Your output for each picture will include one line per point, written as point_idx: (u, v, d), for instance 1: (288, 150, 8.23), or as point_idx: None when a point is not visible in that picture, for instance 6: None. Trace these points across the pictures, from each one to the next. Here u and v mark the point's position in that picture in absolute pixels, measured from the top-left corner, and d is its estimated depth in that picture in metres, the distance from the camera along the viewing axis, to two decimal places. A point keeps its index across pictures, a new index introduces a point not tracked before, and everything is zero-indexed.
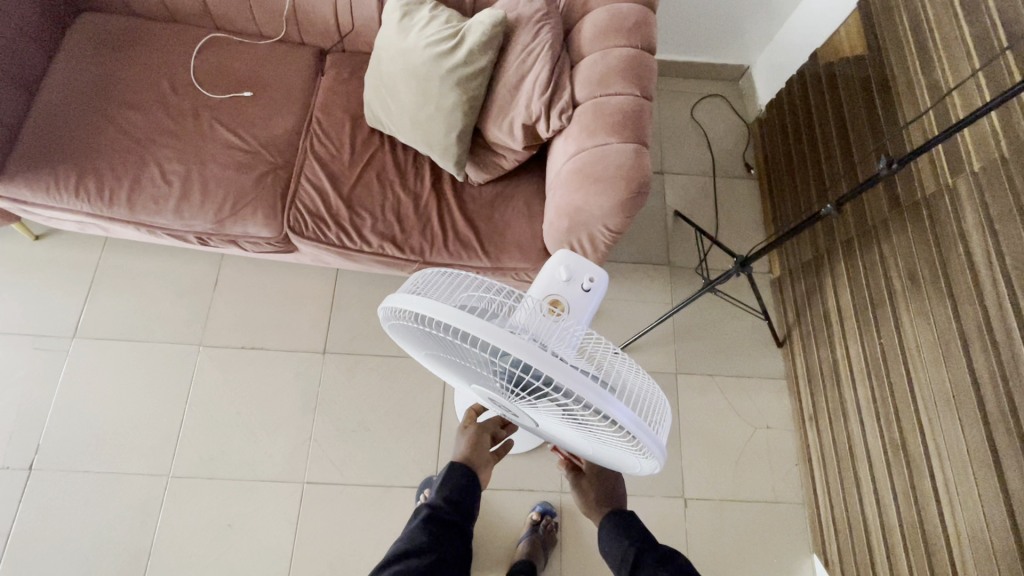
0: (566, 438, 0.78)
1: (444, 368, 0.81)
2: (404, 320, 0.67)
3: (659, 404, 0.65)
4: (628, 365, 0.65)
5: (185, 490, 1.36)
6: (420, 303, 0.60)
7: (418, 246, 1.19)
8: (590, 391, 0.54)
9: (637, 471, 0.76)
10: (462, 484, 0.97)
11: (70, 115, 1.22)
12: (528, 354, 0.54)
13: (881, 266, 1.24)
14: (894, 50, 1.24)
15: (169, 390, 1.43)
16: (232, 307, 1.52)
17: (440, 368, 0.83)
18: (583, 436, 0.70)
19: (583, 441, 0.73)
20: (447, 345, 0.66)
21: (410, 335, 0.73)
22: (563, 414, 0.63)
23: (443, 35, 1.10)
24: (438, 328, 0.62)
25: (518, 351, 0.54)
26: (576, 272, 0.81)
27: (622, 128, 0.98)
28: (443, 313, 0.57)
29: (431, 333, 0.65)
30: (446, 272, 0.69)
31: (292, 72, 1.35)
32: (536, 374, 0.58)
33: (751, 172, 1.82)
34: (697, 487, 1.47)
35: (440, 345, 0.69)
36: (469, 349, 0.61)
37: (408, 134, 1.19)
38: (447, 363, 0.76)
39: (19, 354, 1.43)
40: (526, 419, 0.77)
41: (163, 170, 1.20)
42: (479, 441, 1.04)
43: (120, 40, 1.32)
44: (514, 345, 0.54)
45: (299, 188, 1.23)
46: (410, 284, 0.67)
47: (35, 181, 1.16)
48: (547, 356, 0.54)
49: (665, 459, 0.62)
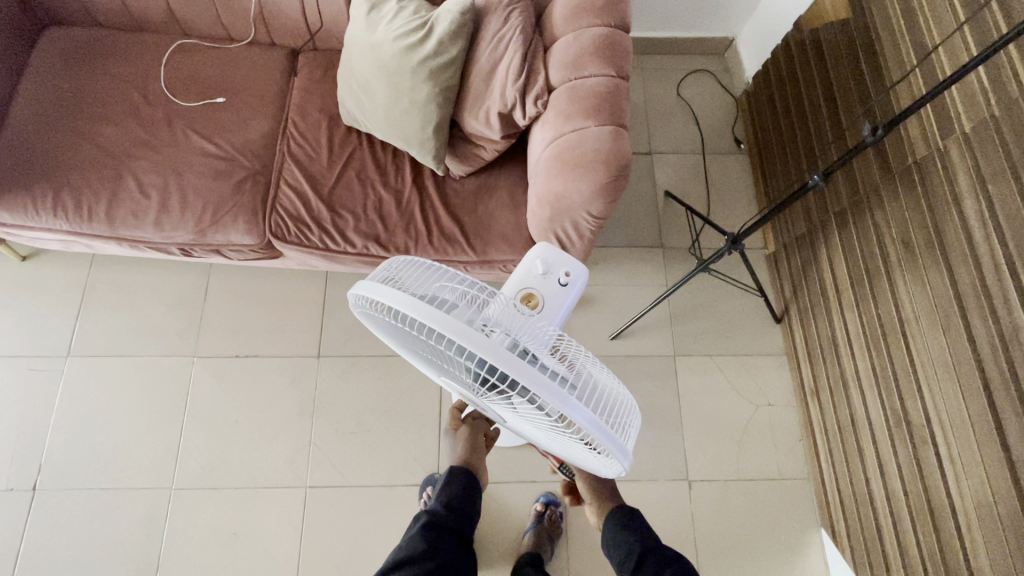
0: (536, 436, 0.76)
1: (416, 359, 0.80)
2: (375, 310, 0.65)
3: (627, 408, 0.63)
4: (598, 369, 0.63)
5: (189, 501, 1.36)
6: (386, 293, 0.58)
7: (402, 243, 1.19)
8: (551, 393, 0.51)
9: (601, 473, 0.74)
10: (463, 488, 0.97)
11: (42, 132, 1.20)
12: (488, 352, 0.51)
13: (875, 234, 1.22)
14: (878, 10, 1.21)
15: (166, 403, 1.43)
16: (223, 315, 1.51)
17: (413, 359, 0.82)
18: (551, 436, 0.68)
19: (554, 440, 0.71)
20: (416, 338, 0.65)
21: (382, 325, 0.72)
22: (530, 413, 0.61)
23: (411, 26, 1.07)
24: (406, 321, 0.60)
25: (477, 348, 0.52)
26: (553, 266, 0.79)
27: (599, 110, 0.95)
28: (408, 304, 0.55)
29: (400, 326, 0.64)
30: (421, 262, 0.68)
31: (264, 74, 1.32)
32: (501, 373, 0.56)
33: (740, 147, 1.79)
34: (702, 468, 1.46)
35: (410, 338, 0.67)
36: (436, 344, 0.59)
37: (384, 130, 1.16)
38: (420, 355, 0.74)
39: (15, 376, 1.43)
40: (497, 415, 0.75)
41: (141, 183, 1.19)
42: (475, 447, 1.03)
43: (87, 51, 1.29)
44: (478, 343, 0.52)
45: (279, 194, 1.22)
46: (382, 272, 0.66)
47: (12, 201, 1.15)
48: (508, 355, 0.52)
49: (629, 464, 0.59)
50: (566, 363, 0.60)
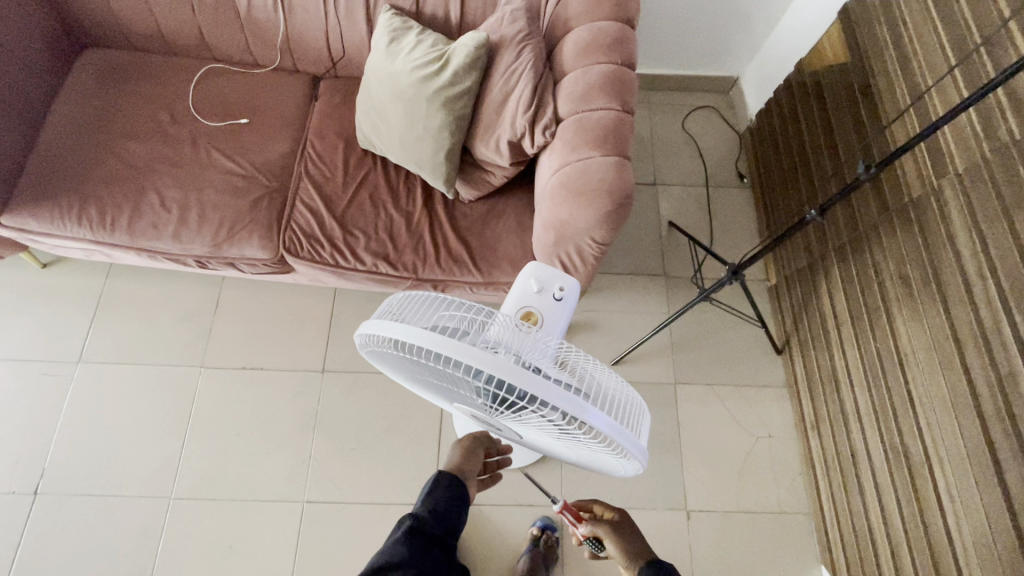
0: (550, 447, 0.78)
1: (425, 389, 0.82)
2: (383, 346, 0.67)
3: (636, 406, 0.65)
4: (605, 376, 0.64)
5: (186, 511, 1.36)
6: (394, 328, 0.60)
7: (410, 263, 1.23)
8: (566, 400, 0.54)
9: (618, 474, 0.75)
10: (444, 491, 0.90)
11: (73, 146, 1.26)
12: (502, 371, 0.54)
13: (874, 270, 1.24)
14: (873, 55, 1.26)
15: (170, 412, 1.45)
16: (232, 328, 1.55)
17: (421, 390, 0.84)
18: (566, 445, 0.70)
19: (568, 448, 0.73)
20: (426, 367, 0.67)
21: (389, 360, 0.74)
22: (544, 424, 0.63)
23: (428, 58, 1.13)
24: (416, 353, 0.62)
25: (489, 367, 0.54)
26: (548, 283, 0.81)
27: (604, 142, 1.00)
28: (416, 333, 0.57)
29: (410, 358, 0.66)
30: (420, 295, 0.70)
31: (285, 97, 1.37)
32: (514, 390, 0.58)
33: (743, 181, 1.84)
34: (700, 498, 1.45)
35: (418, 367, 0.69)
36: (447, 370, 0.62)
37: (398, 154, 1.21)
38: (428, 384, 0.76)
39: (26, 380, 1.46)
40: (510, 433, 0.77)
41: (163, 197, 1.24)
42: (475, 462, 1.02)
43: (121, 72, 1.35)
44: (491, 363, 0.54)
45: (294, 211, 1.27)
46: (385, 309, 0.68)
47: (40, 210, 1.20)
48: (521, 371, 0.54)
49: (645, 461, 0.61)
50: (575, 373, 0.62)
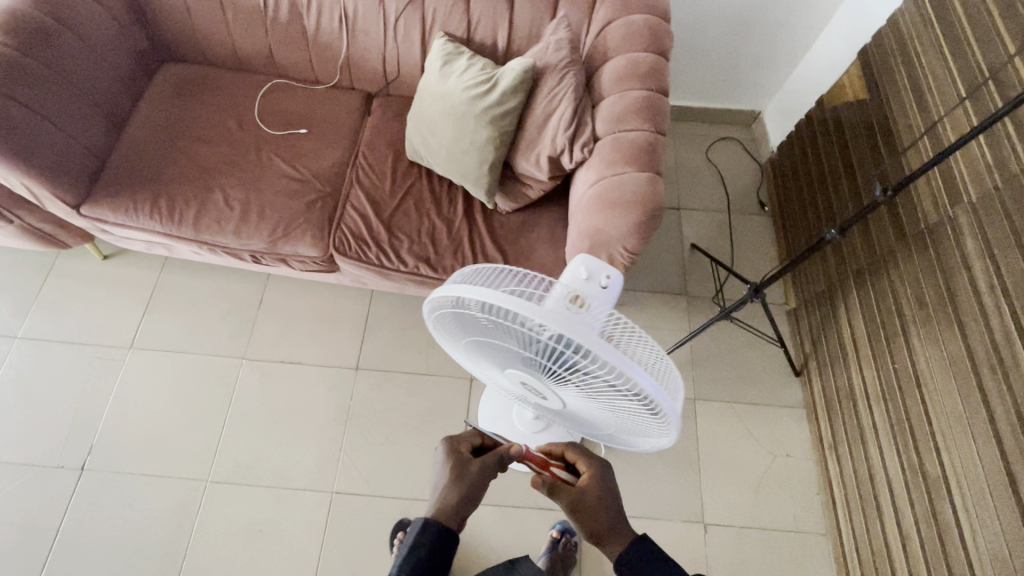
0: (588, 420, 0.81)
1: (473, 359, 0.85)
2: (444, 309, 0.72)
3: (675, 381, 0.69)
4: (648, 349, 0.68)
5: (221, 494, 1.43)
6: (462, 287, 0.65)
7: (450, 266, 1.32)
8: (619, 360, 0.58)
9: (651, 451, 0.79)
10: (425, 563, 0.71)
11: (150, 147, 1.39)
12: (562, 327, 0.58)
13: (892, 292, 1.30)
14: (891, 92, 1.35)
15: (212, 399, 1.53)
16: (274, 323, 1.64)
17: (470, 362, 0.88)
18: (607, 414, 0.73)
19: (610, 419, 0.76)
20: (482, 331, 0.71)
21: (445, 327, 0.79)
22: (589, 389, 0.67)
23: (478, 80, 1.24)
24: (477, 312, 0.67)
25: (551, 324, 0.59)
26: (595, 272, 0.78)
27: (638, 159, 1.09)
28: (478, 291, 0.63)
29: (469, 321, 0.70)
30: (482, 267, 0.75)
31: (341, 111, 1.49)
32: (563, 350, 0.62)
33: (764, 209, 1.91)
34: (717, 512, 1.47)
35: (471, 333, 0.74)
36: (505, 331, 0.66)
37: (444, 165, 1.31)
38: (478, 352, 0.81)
39: (81, 362, 1.56)
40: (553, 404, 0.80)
41: (227, 197, 1.36)
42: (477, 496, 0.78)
43: (197, 84, 1.48)
44: (554, 320, 0.58)
45: (345, 214, 1.37)
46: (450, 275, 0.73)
47: (117, 203, 1.32)
48: (581, 330, 0.58)
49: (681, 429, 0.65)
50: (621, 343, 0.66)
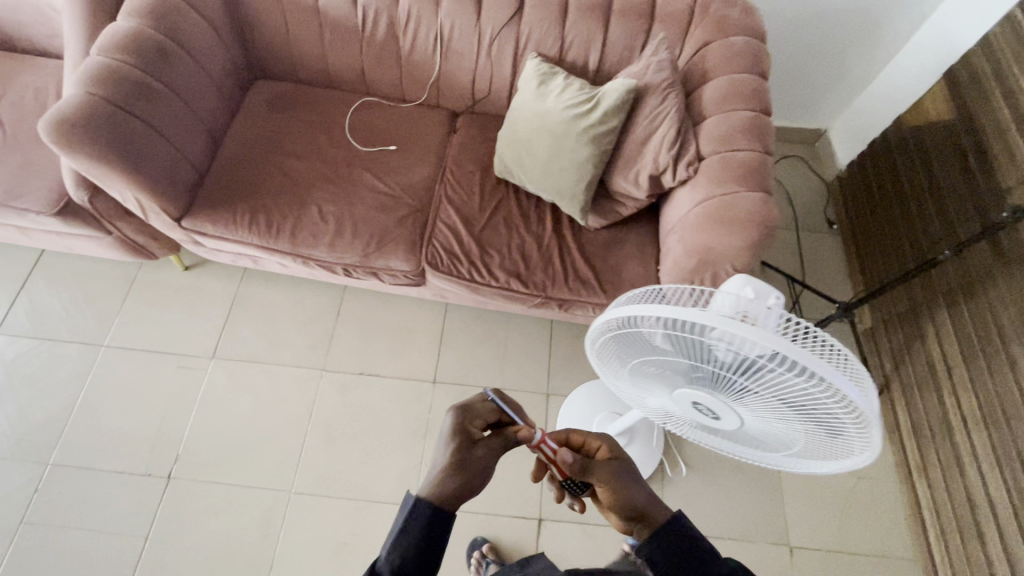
0: (762, 439, 0.76)
1: (631, 384, 0.85)
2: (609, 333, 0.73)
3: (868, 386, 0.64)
4: (832, 350, 0.63)
5: (305, 505, 1.43)
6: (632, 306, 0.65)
7: (541, 281, 1.33)
8: (819, 364, 0.55)
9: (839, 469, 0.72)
10: (426, 544, 0.62)
11: (247, 162, 1.42)
12: (750, 333, 0.56)
13: (991, 314, 1.28)
14: (985, 113, 1.35)
15: (292, 410, 1.55)
16: (351, 335, 1.65)
17: (626, 388, 0.87)
18: (792, 430, 0.68)
19: (791, 433, 0.70)
20: (651, 350, 0.71)
21: (606, 352, 0.79)
22: (775, 399, 0.63)
23: (578, 99, 1.26)
24: (648, 330, 0.67)
25: (738, 330, 0.57)
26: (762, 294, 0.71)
27: (749, 178, 1.10)
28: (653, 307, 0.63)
29: (637, 340, 0.70)
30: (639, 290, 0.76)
31: (428, 128, 1.52)
32: (744, 354, 0.60)
33: (832, 227, 1.90)
34: (802, 534, 1.45)
35: (636, 353, 0.74)
36: (680, 345, 0.65)
37: (538, 182, 1.33)
38: (640, 375, 0.80)
39: (165, 371, 1.59)
40: (724, 424, 0.75)
41: (321, 211, 1.38)
42: (481, 475, 0.72)
43: (290, 101, 1.53)
44: (739, 327, 0.57)
45: (435, 229, 1.39)
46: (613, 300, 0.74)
47: (217, 216, 1.36)
48: (771, 335, 0.56)
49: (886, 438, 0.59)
50: (801, 344, 0.63)
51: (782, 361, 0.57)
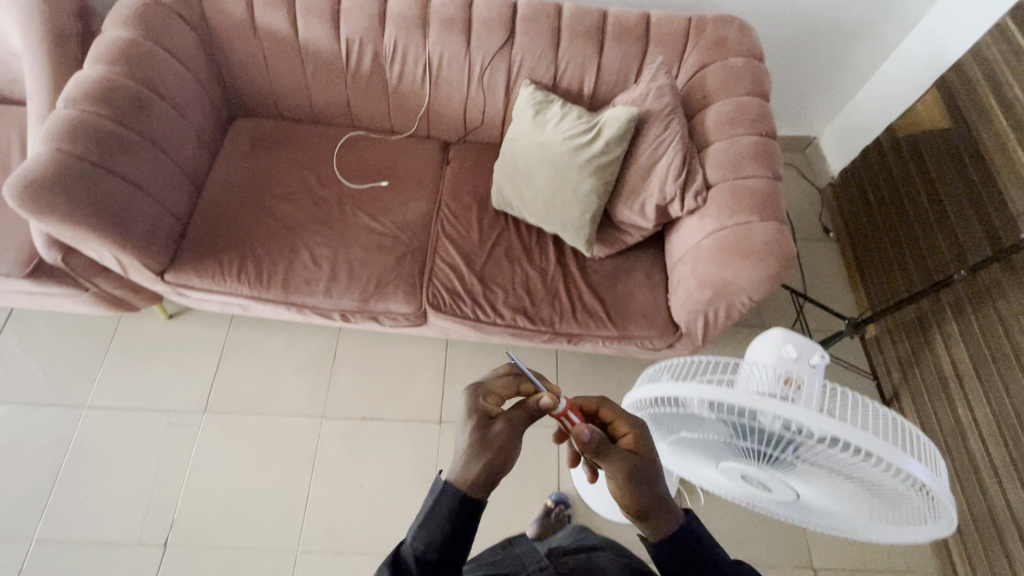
0: (823, 508, 0.73)
1: (678, 456, 0.83)
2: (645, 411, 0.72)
3: (928, 450, 0.61)
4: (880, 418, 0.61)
5: (312, 565, 1.36)
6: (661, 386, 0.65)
7: (548, 317, 1.28)
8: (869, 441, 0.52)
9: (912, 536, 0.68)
10: (452, 531, 0.62)
11: (232, 208, 1.35)
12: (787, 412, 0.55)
13: (1002, 325, 1.28)
14: (981, 122, 1.35)
15: (293, 462, 1.47)
16: (350, 378, 1.59)
17: (675, 459, 0.86)
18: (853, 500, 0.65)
19: (855, 502, 0.66)
20: (688, 426, 0.70)
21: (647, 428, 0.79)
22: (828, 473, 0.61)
23: (578, 129, 1.22)
24: (682, 408, 0.66)
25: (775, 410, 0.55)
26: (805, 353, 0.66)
27: (762, 207, 1.08)
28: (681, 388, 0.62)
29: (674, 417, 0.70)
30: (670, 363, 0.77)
31: (420, 161, 1.47)
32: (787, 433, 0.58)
33: (829, 235, 1.89)
34: (826, 555, 1.42)
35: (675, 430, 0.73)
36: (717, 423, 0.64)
37: (540, 215, 1.28)
38: (685, 448, 0.79)
39: (154, 429, 1.50)
40: (780, 494, 0.72)
41: (314, 255, 1.32)
42: (511, 461, 0.65)
43: (273, 140, 1.46)
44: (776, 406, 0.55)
45: (435, 267, 1.33)
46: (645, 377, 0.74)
47: (203, 268, 1.28)
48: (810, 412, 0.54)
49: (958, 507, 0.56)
50: (847, 415, 0.60)
51: (825, 438, 0.55)
